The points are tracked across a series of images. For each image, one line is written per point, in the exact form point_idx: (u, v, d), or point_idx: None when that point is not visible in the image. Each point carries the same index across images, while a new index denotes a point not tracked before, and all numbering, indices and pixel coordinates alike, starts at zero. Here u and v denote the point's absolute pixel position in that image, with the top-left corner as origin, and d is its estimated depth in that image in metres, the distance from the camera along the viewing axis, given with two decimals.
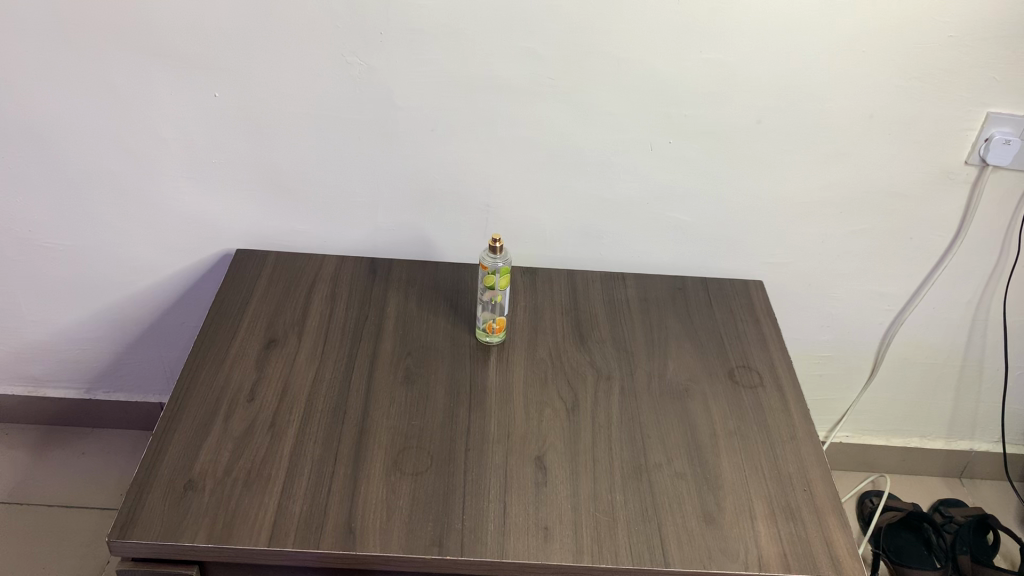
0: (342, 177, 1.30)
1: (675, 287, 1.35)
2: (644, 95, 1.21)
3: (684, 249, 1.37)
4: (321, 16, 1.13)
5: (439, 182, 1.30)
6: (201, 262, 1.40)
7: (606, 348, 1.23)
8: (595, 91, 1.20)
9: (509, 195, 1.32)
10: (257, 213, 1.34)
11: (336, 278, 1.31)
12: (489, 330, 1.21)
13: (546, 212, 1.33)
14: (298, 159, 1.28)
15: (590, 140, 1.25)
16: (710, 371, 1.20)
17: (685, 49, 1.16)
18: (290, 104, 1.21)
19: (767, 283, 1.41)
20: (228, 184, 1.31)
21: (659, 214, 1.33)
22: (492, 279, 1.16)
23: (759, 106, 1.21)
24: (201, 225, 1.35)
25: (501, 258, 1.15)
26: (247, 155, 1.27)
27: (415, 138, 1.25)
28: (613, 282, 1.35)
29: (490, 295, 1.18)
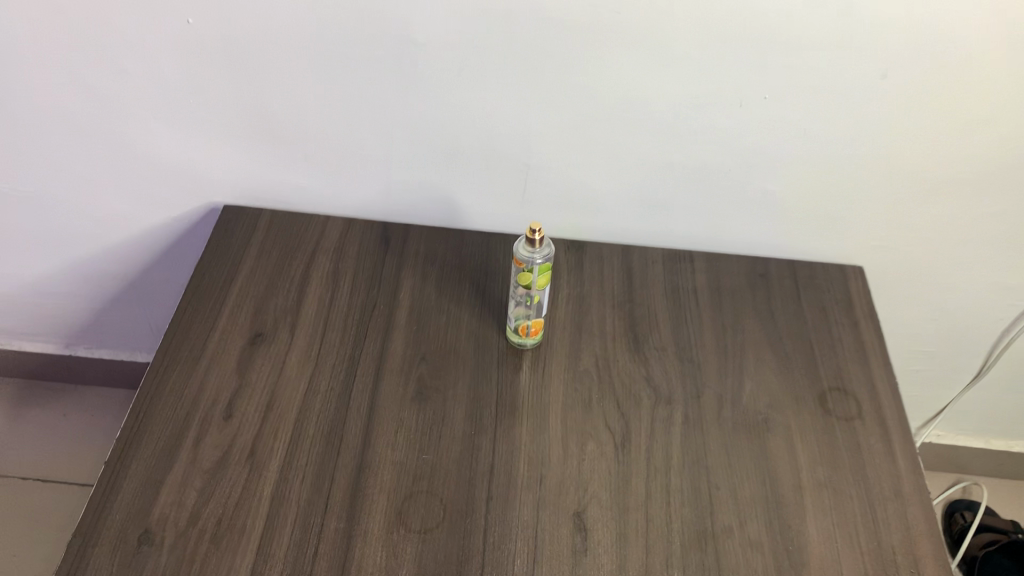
0: (347, 126, 1.04)
1: (755, 275, 1.10)
2: (738, 38, 0.92)
3: (768, 225, 1.11)
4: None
5: (467, 136, 1.04)
6: (185, 215, 1.17)
7: (667, 357, 1.00)
8: (674, 30, 0.91)
9: (555, 155, 1.06)
10: (247, 163, 1.10)
11: (341, 248, 1.08)
12: (524, 334, 0.98)
13: (600, 176, 1.07)
14: (294, 102, 1.02)
15: (661, 93, 0.98)
16: (797, 397, 0.97)
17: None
18: (278, 35, 0.95)
19: (866, 268, 1.15)
20: (211, 129, 1.06)
21: (742, 183, 1.07)
22: (528, 277, 0.92)
23: (889, 58, 0.92)
24: (182, 174, 1.12)
25: (540, 253, 0.91)
26: (229, 94, 1.02)
27: (438, 83, 0.99)
28: (678, 265, 1.11)
29: (525, 293, 0.94)
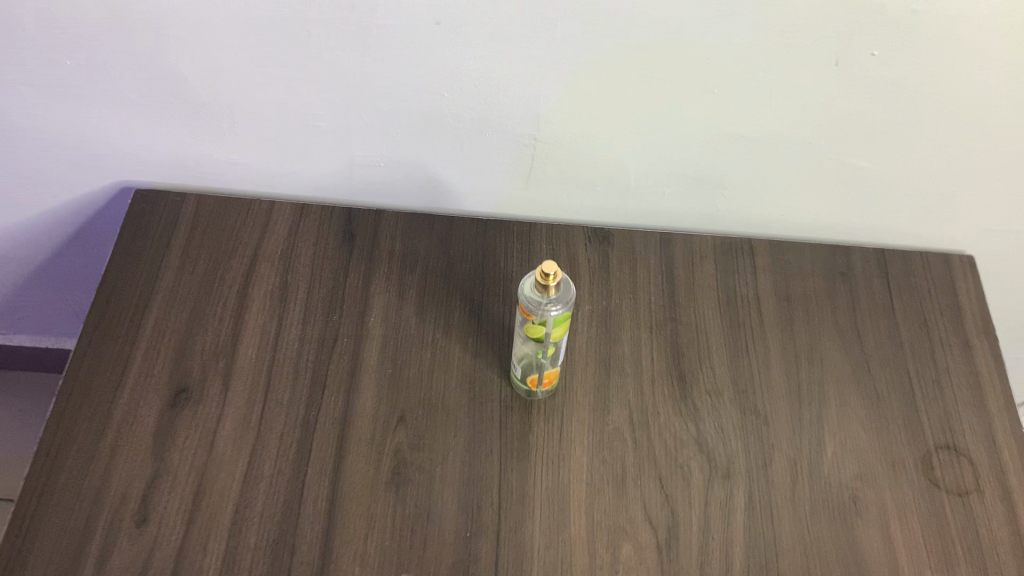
0: (282, 92, 0.75)
1: (835, 274, 0.84)
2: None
3: (854, 207, 0.84)
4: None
5: (452, 104, 0.75)
6: (87, 198, 0.90)
7: (724, 408, 0.76)
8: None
9: (573, 128, 0.76)
10: (155, 140, 0.81)
11: (290, 253, 0.82)
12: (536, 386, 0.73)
13: (634, 150, 0.79)
14: (203, 67, 0.72)
15: (726, 50, 0.68)
16: (894, 462, 0.74)
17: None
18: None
19: (974, 253, 0.89)
20: (96, 101, 0.76)
21: (826, 159, 0.79)
22: (539, 329, 0.66)
23: None
24: (70, 154, 0.83)
25: (556, 301, 0.65)
26: (110, 53, 0.71)
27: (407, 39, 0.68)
28: (735, 260, 0.84)
29: (537, 345, 0.69)
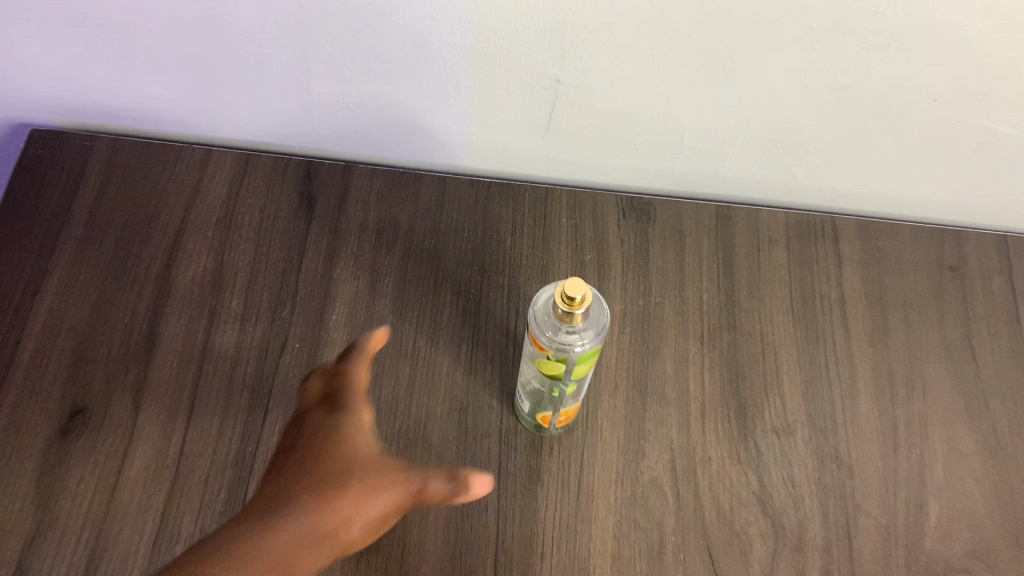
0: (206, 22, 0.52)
1: (942, 266, 0.65)
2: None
3: (978, 186, 0.63)
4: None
5: (450, 41, 0.52)
6: None
7: (797, 453, 0.57)
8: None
9: (618, 77, 0.55)
10: (37, 75, 0.59)
11: (229, 223, 0.63)
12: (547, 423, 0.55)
13: (696, 106, 0.57)
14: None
15: None
16: (1020, 536, 0.55)
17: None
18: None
19: None
20: None
21: (957, 128, 0.57)
22: (556, 366, 0.48)
23: None
24: None
25: (582, 334, 0.46)
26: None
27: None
28: (813, 246, 0.65)
29: (552, 383, 0.50)
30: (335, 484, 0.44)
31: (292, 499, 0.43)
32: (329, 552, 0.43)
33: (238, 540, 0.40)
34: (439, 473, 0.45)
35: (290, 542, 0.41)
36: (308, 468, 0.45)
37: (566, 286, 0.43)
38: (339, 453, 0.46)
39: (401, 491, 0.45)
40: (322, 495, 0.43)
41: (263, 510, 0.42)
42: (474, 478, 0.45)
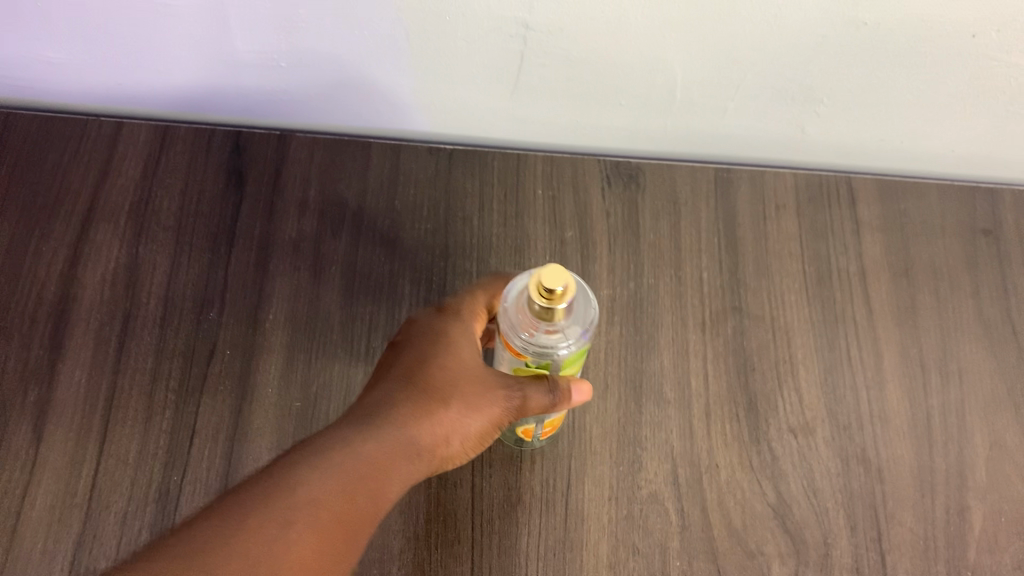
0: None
1: (975, 229, 0.57)
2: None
3: (1016, 139, 0.55)
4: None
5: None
6: None
7: (818, 456, 0.49)
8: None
9: (595, 24, 0.45)
10: None
11: (145, 209, 0.53)
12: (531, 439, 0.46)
13: (692, 54, 0.48)
14: None
15: None
16: None
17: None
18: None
19: None
20: None
21: (998, 71, 0.49)
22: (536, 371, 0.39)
23: None
24: None
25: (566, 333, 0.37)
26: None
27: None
28: (826, 213, 0.57)
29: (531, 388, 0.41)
30: (444, 390, 0.37)
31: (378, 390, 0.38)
32: (428, 468, 0.37)
33: (347, 443, 0.34)
34: (545, 389, 0.38)
35: (385, 450, 0.35)
36: (427, 363, 0.38)
37: (541, 278, 0.34)
38: (447, 354, 0.39)
39: (509, 407, 0.38)
40: (426, 402, 0.37)
41: (367, 414, 0.36)
42: (575, 386, 0.39)
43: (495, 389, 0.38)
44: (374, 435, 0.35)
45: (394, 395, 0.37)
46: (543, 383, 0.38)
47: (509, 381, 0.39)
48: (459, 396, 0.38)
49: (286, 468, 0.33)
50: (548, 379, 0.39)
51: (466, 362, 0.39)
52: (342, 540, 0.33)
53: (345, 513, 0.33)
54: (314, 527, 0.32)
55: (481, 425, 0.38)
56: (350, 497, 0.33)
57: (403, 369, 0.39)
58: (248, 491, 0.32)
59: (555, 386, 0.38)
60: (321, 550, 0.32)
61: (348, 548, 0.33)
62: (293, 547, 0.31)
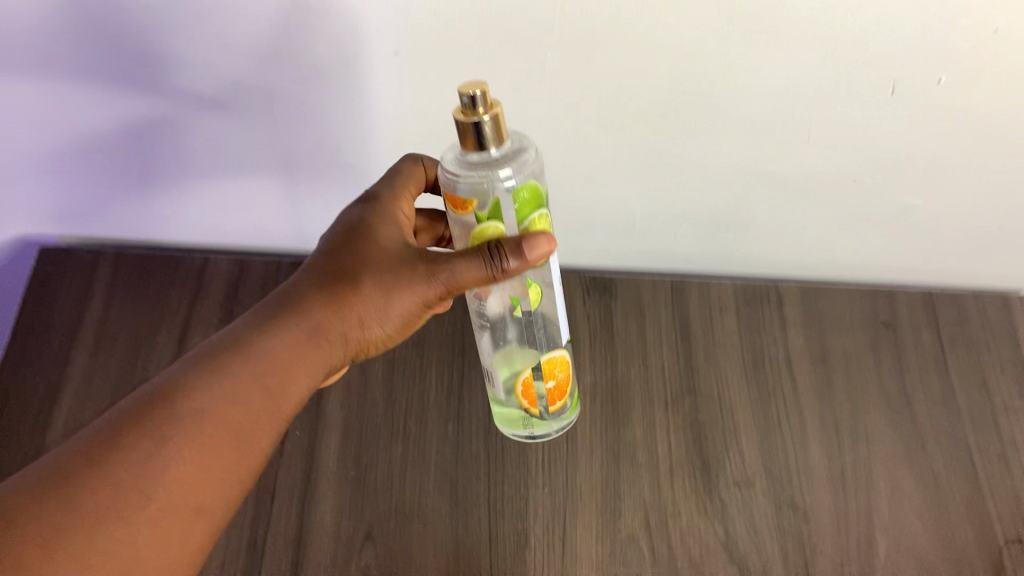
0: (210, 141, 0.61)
1: (877, 323, 0.72)
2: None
3: (900, 252, 0.71)
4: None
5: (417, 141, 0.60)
6: None
7: (757, 503, 0.63)
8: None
9: (572, 175, 0.63)
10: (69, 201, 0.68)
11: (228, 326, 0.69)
12: (531, 395, 0.52)
13: (644, 196, 0.66)
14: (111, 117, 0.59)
15: (759, 86, 0.54)
16: (957, 562, 0.60)
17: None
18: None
19: None
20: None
21: (873, 204, 0.65)
22: (491, 224, 0.43)
23: None
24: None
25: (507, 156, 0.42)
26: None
27: (358, 65, 0.54)
28: (761, 314, 0.72)
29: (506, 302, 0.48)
30: (356, 278, 0.44)
31: (301, 281, 0.45)
32: (336, 353, 0.44)
33: (264, 350, 0.42)
34: (478, 261, 0.42)
35: (292, 349, 0.43)
36: (349, 252, 0.46)
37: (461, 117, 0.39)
38: (366, 246, 0.46)
39: (425, 292, 0.44)
40: (335, 294, 0.44)
41: (285, 306, 0.44)
42: (535, 241, 0.42)
43: (411, 279, 0.44)
44: (289, 343, 0.43)
45: (311, 288, 0.45)
46: (478, 258, 0.42)
47: (430, 261, 0.44)
48: (376, 302, 0.44)
49: (203, 375, 0.40)
50: (482, 249, 0.42)
51: (378, 254, 0.46)
52: (252, 437, 0.40)
53: (258, 417, 0.41)
54: (194, 437, 0.38)
55: (395, 321, 0.45)
56: (261, 408, 0.41)
57: (323, 267, 0.46)
58: (154, 392, 0.39)
59: (495, 243, 0.41)
60: (233, 447, 0.40)
61: (259, 445, 0.41)
62: (209, 450, 0.39)
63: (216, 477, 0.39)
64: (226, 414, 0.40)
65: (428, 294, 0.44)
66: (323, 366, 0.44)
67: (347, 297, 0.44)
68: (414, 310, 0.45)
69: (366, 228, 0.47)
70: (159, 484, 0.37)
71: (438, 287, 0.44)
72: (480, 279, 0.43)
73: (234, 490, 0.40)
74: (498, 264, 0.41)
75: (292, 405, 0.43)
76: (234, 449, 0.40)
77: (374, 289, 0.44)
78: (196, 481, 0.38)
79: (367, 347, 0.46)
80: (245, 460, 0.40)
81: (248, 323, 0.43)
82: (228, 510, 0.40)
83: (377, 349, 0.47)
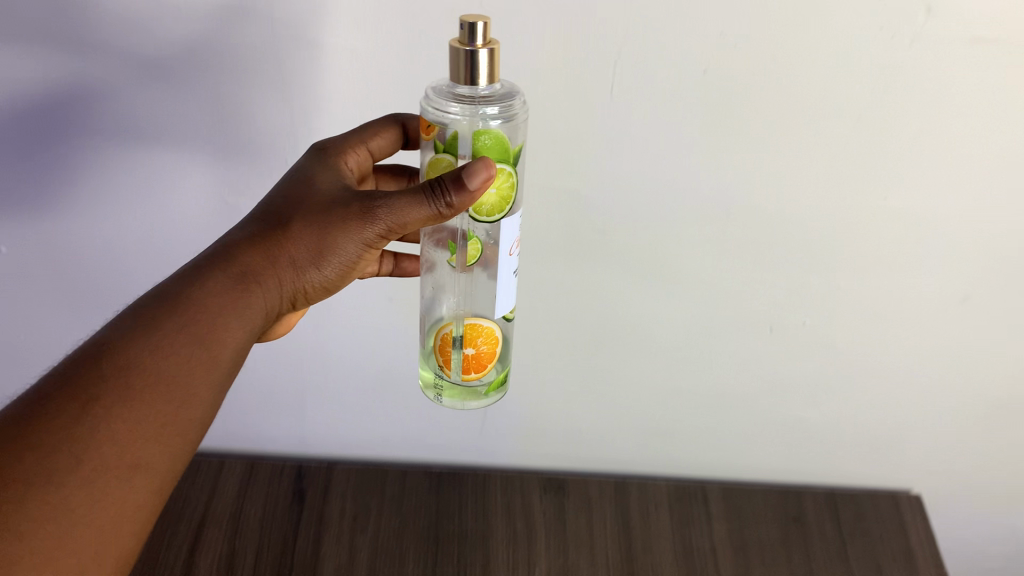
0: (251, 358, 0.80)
1: (789, 517, 0.85)
2: (782, 239, 0.67)
3: (798, 455, 0.86)
4: (204, 33, 0.58)
5: (405, 353, 0.78)
6: None
7: None
8: (692, 222, 0.67)
9: (528, 387, 0.81)
10: None
11: (237, 519, 0.80)
12: (449, 353, 0.53)
13: (585, 405, 0.83)
14: None
15: (665, 320, 0.74)
16: None
17: (873, 164, 0.62)
18: (154, 186, 0.67)
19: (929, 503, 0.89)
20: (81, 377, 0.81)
21: (768, 414, 0.82)
22: (444, 156, 0.47)
23: (963, 279, 0.69)
24: None
25: (488, 96, 0.45)
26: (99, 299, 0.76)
27: (366, 298, 0.73)
28: (691, 510, 0.85)
29: (447, 238, 0.50)
30: (291, 226, 0.50)
31: (237, 237, 0.50)
32: (271, 292, 0.50)
33: (198, 303, 0.47)
34: (420, 200, 0.46)
35: (229, 297, 0.48)
36: (288, 202, 0.51)
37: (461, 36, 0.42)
38: (302, 192, 0.52)
39: (360, 235, 0.49)
40: (272, 245, 0.50)
41: (221, 257, 0.49)
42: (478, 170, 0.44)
43: (346, 220, 0.49)
44: (224, 296, 0.48)
45: (249, 239, 0.50)
46: (417, 197, 0.46)
47: (365, 202, 0.49)
48: (311, 244, 0.50)
49: (138, 330, 0.44)
50: (423, 190, 0.46)
51: (316, 198, 0.51)
52: (187, 392, 0.45)
53: (193, 371, 0.45)
54: (134, 382, 0.42)
55: (326, 258, 0.50)
56: (197, 364, 0.45)
57: (257, 221, 0.51)
58: (96, 344, 0.43)
59: (438, 178, 0.45)
60: (169, 400, 0.44)
61: (195, 399, 0.45)
62: (145, 406, 0.42)
63: (155, 431, 0.43)
64: (164, 367, 0.44)
65: (361, 242, 0.49)
66: (257, 310, 0.49)
67: (281, 248, 0.50)
68: (347, 258, 0.50)
69: (301, 186, 0.52)
70: (97, 444, 0.40)
71: (375, 228, 0.48)
72: (419, 219, 0.47)
73: (176, 443, 0.44)
74: (438, 205, 0.46)
75: (226, 355, 0.48)
76: (171, 393, 0.44)
77: (309, 233, 0.50)
78: (138, 436, 0.42)
79: (301, 289, 0.51)
80: (181, 412, 0.44)
81: (180, 281, 0.47)
82: (170, 473, 0.44)
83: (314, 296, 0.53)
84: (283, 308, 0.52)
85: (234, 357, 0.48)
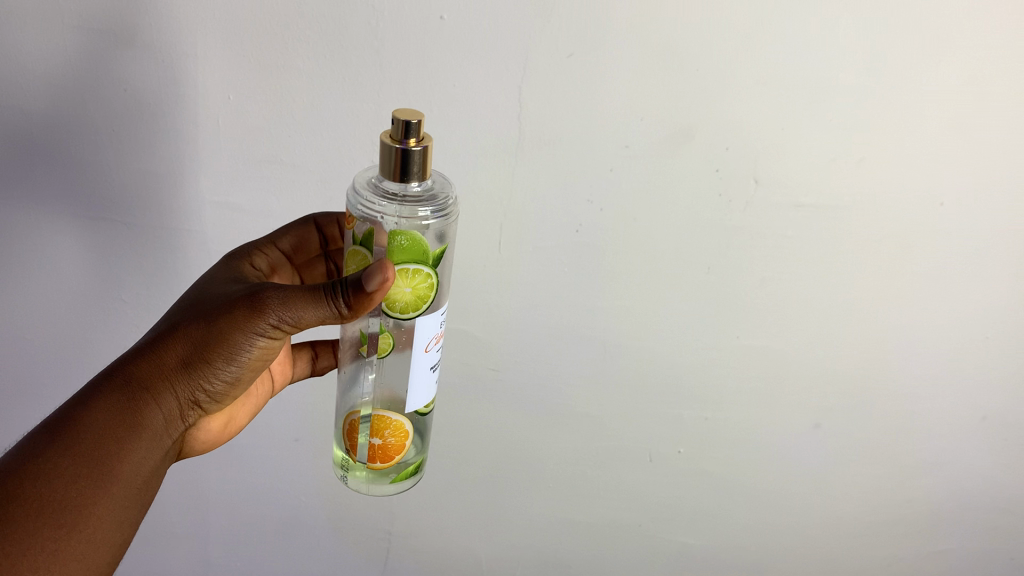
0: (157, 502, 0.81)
1: None
2: (655, 373, 0.75)
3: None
4: (134, 176, 0.64)
5: (311, 489, 0.82)
6: None
7: None
8: (575, 358, 0.74)
9: (429, 525, 0.85)
10: None
11: None
12: (356, 438, 0.53)
13: (484, 535, 0.87)
14: None
15: (555, 451, 0.80)
16: None
17: (727, 309, 0.72)
18: (80, 334, 0.72)
19: None
20: None
21: (651, 536, 0.87)
22: (360, 250, 0.47)
23: (814, 408, 0.79)
24: None
25: (416, 195, 0.45)
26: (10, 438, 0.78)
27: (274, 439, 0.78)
28: None
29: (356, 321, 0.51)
30: (183, 327, 0.51)
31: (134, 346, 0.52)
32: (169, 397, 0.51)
33: (84, 423, 0.47)
34: (318, 299, 0.48)
35: (116, 408, 0.49)
36: (189, 305, 0.53)
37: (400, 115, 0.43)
38: (201, 295, 0.53)
39: (253, 331, 0.50)
40: (161, 347, 0.51)
41: (115, 370, 0.50)
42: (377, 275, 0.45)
43: (238, 316, 0.50)
44: (114, 410, 0.49)
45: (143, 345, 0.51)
46: (318, 298, 0.48)
47: (254, 296, 0.49)
48: (202, 342, 0.50)
49: (25, 458, 0.45)
50: (322, 291, 0.48)
51: (210, 297, 0.52)
52: (77, 514, 0.45)
53: (84, 490, 0.46)
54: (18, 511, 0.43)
55: (222, 355, 0.51)
56: (83, 486, 0.46)
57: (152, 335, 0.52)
58: None
59: (339, 283, 0.47)
60: (59, 523, 0.44)
61: (88, 521, 0.46)
62: (30, 534, 0.43)
63: (44, 560, 0.43)
64: (52, 493, 0.45)
65: (257, 336, 0.50)
66: (153, 414, 0.50)
67: (168, 350, 0.50)
68: (246, 354, 0.51)
69: (198, 295, 0.54)
70: None
71: (268, 322, 0.49)
72: (316, 316, 0.49)
73: (71, 568, 0.45)
74: (338, 305, 0.47)
75: (123, 468, 0.48)
76: (57, 516, 0.44)
77: (197, 332, 0.50)
78: (28, 564, 0.43)
79: (199, 388, 0.52)
80: (76, 533, 0.45)
81: (73, 400, 0.49)
82: None
83: (224, 392, 0.54)
84: (186, 408, 0.53)
85: (133, 470, 0.49)
